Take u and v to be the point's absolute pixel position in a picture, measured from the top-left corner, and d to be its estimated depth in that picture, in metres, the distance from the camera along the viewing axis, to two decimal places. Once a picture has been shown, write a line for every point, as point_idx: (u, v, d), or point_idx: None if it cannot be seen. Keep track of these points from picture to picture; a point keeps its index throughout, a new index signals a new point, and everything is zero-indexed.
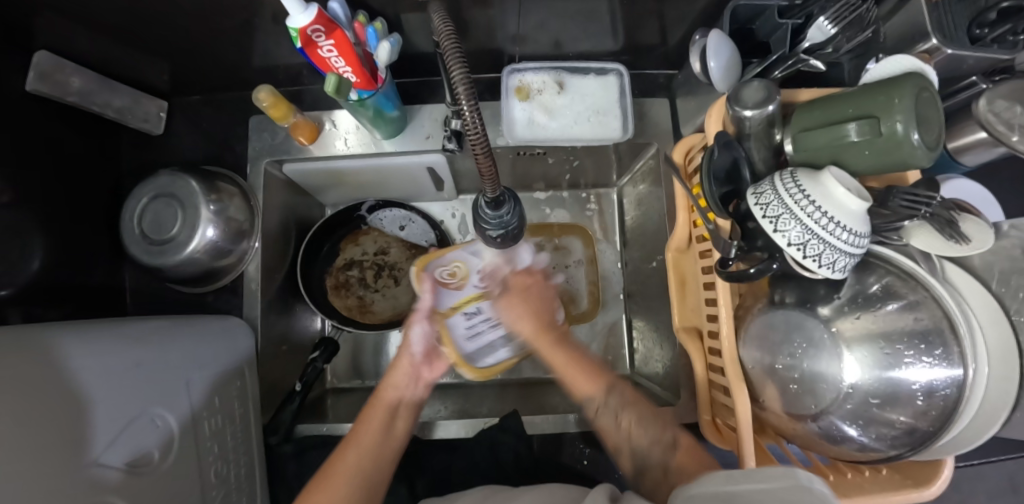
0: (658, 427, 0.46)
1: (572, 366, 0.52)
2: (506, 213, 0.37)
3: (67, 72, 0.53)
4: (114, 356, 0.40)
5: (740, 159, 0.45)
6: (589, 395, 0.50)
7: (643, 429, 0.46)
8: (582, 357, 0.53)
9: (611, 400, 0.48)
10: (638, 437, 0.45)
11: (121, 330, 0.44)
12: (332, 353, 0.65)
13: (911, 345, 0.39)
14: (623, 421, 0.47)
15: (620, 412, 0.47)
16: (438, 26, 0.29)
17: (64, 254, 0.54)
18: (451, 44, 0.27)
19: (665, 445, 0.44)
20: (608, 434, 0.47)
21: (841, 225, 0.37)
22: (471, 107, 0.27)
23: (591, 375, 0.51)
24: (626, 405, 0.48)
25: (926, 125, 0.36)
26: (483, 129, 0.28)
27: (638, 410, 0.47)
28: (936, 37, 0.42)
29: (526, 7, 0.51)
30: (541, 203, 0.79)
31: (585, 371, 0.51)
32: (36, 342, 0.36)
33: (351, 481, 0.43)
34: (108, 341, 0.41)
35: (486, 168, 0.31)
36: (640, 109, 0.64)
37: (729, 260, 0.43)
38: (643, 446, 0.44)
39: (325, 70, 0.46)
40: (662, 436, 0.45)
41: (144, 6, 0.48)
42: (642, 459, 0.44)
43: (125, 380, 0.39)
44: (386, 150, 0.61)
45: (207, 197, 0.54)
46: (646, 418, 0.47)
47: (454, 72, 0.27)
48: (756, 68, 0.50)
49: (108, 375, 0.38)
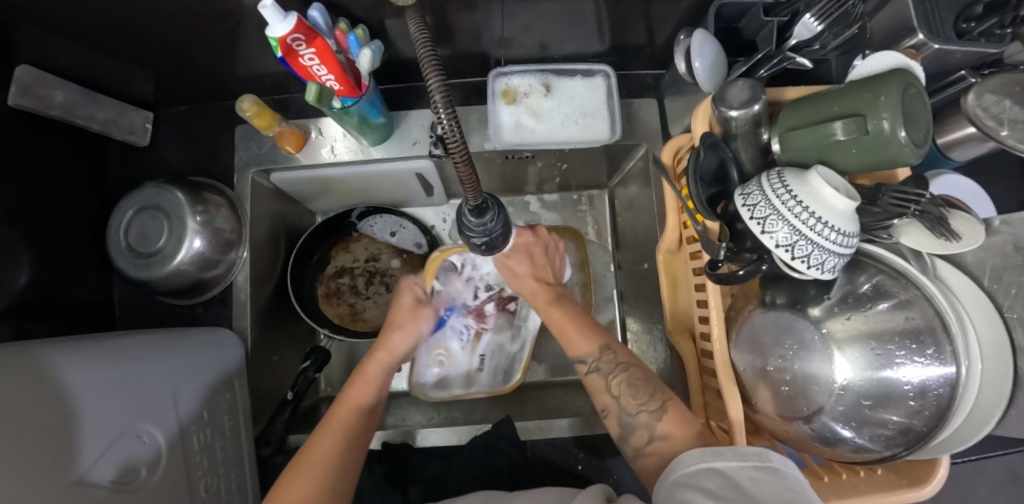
0: (646, 394, 0.44)
1: (569, 326, 0.52)
2: (490, 220, 0.36)
3: (50, 86, 0.52)
4: (101, 371, 0.39)
5: (727, 159, 0.44)
6: (581, 356, 0.50)
7: (632, 393, 0.45)
8: (577, 316, 0.53)
9: (603, 362, 0.49)
10: (626, 399, 0.45)
11: (111, 344, 0.44)
12: (323, 362, 0.64)
13: (903, 345, 0.39)
14: (613, 383, 0.47)
15: (611, 375, 0.47)
16: (415, 32, 0.28)
17: (51, 270, 0.54)
18: (428, 50, 0.26)
19: (653, 411, 0.43)
20: (597, 393, 0.48)
21: (828, 225, 0.37)
22: (448, 115, 0.26)
23: (585, 335, 0.51)
24: (617, 369, 0.48)
25: (913, 122, 0.36)
26: (462, 135, 0.27)
27: (630, 373, 0.47)
28: (923, 32, 0.42)
29: (509, 10, 0.50)
30: (532, 207, 0.79)
31: (580, 330, 0.52)
32: (28, 358, 0.36)
33: (330, 468, 0.41)
34: (99, 356, 0.41)
35: (467, 176, 0.30)
36: (630, 109, 0.63)
37: (718, 262, 0.43)
38: (630, 411, 0.44)
39: (308, 79, 0.46)
40: (649, 403, 0.44)
41: (125, 17, 0.47)
42: (628, 426, 0.44)
43: (111, 397, 0.39)
44: (374, 157, 0.60)
45: (193, 208, 0.54)
46: (637, 380, 0.46)
47: (430, 78, 0.25)
48: (742, 67, 0.50)
49: (96, 391, 0.38)
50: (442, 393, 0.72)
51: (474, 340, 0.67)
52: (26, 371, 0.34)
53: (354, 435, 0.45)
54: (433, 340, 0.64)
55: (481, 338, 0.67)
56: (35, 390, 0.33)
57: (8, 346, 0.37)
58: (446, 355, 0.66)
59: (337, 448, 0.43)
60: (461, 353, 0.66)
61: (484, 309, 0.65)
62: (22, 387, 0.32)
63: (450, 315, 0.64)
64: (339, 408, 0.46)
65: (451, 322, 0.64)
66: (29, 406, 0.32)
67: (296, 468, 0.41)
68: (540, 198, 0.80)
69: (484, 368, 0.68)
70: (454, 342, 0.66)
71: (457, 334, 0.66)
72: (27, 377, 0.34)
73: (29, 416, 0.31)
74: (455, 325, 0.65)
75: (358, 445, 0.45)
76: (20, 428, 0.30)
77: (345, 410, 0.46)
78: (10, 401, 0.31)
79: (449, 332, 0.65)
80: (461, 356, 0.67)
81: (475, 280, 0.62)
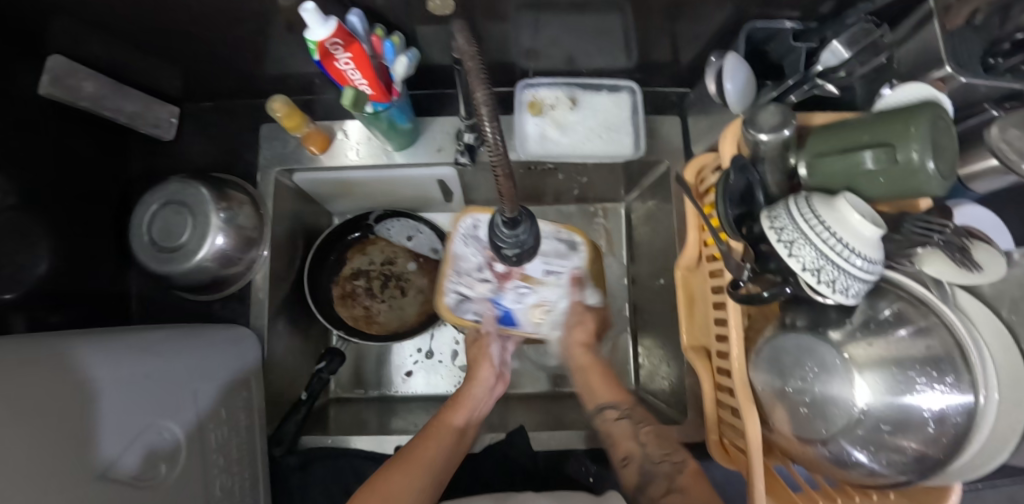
0: (670, 447, 0.49)
1: (598, 379, 0.59)
2: (523, 232, 0.37)
3: (80, 76, 0.53)
4: (129, 365, 0.39)
5: (754, 182, 0.44)
6: (613, 403, 0.56)
7: (657, 445, 0.49)
8: (607, 373, 0.60)
9: (633, 411, 0.55)
10: (651, 449, 0.49)
11: (136, 338, 0.43)
12: (338, 363, 0.64)
13: (923, 371, 0.40)
14: (641, 431, 0.51)
15: (640, 424, 0.52)
16: (463, 44, 0.32)
17: (70, 260, 0.54)
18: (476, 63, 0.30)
19: (676, 462, 0.46)
20: (624, 440, 0.51)
21: (855, 252, 0.38)
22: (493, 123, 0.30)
23: (614, 389, 0.58)
24: (644, 421, 0.53)
25: (940, 154, 0.37)
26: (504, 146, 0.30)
27: (654, 427, 0.52)
28: (950, 65, 0.42)
29: (541, 23, 0.51)
30: (549, 217, 0.79)
31: (608, 384, 0.59)
32: (64, 349, 0.36)
33: (429, 471, 0.45)
34: (129, 347, 0.41)
35: (507, 186, 0.33)
36: (653, 126, 0.63)
37: (741, 282, 0.44)
38: (654, 460, 0.47)
39: (342, 83, 0.46)
40: (673, 455, 0.47)
41: (160, 13, 0.48)
42: (648, 474, 0.46)
43: (136, 392, 0.38)
44: (397, 162, 0.60)
45: (217, 205, 0.53)
46: (662, 436, 0.51)
47: None
48: (772, 93, 0.51)
49: (123, 385, 0.38)
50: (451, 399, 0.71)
51: (532, 280, 0.56)
52: (60, 361, 0.34)
53: (450, 451, 0.49)
54: (528, 323, 0.58)
55: (530, 268, 0.56)
56: (64, 382, 0.33)
57: (40, 335, 0.37)
58: (548, 304, 0.57)
59: (436, 454, 0.47)
60: (547, 287, 0.57)
61: (499, 270, 0.56)
62: (52, 380, 0.32)
63: (502, 305, 0.57)
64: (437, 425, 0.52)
65: (510, 305, 0.57)
66: (59, 396, 0.32)
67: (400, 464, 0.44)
68: (557, 209, 0.80)
69: (564, 279, 0.58)
70: (541, 300, 0.57)
71: (526, 297, 0.57)
72: (56, 369, 0.33)
73: (56, 409, 0.31)
74: (512, 301, 0.57)
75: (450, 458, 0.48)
76: (52, 420, 0.30)
77: (444, 427, 0.51)
78: (42, 392, 0.31)
79: (516, 308, 0.57)
80: (553, 291, 0.57)
81: (468, 279, 0.57)
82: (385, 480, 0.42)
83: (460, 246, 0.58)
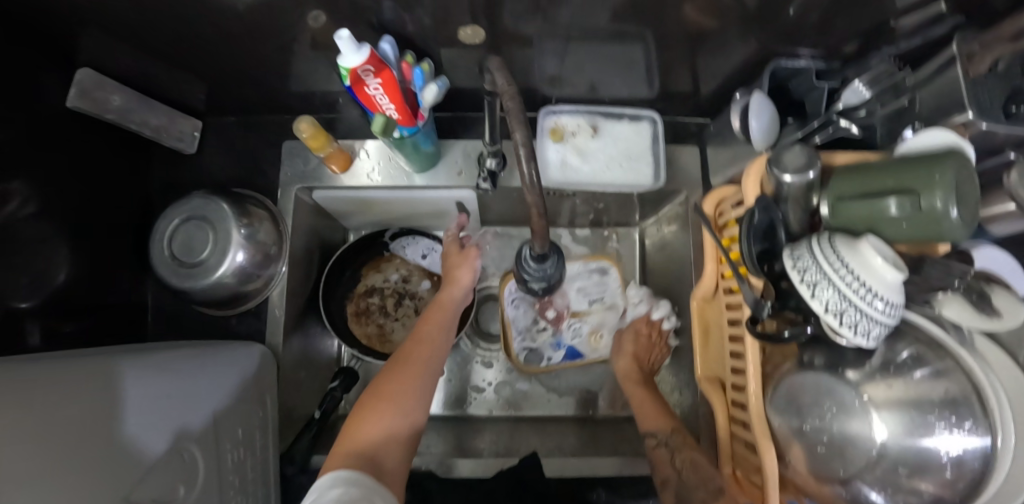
0: (707, 473, 0.51)
1: (646, 403, 0.62)
2: (549, 266, 0.41)
3: (108, 89, 0.54)
4: (148, 385, 0.39)
5: (776, 220, 0.45)
6: (653, 431, 0.59)
7: (694, 471, 0.52)
8: (657, 398, 0.63)
9: (673, 438, 0.57)
10: (688, 475, 0.52)
11: (154, 358, 0.43)
12: (351, 383, 0.64)
13: (942, 415, 0.39)
14: (678, 458, 0.54)
15: (677, 453, 0.55)
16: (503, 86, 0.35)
17: (88, 271, 0.54)
18: (516, 109, 0.33)
19: (712, 489, 0.49)
20: (663, 467, 0.55)
21: (878, 295, 0.38)
22: (530, 169, 0.33)
23: (659, 414, 0.60)
24: (683, 446, 0.56)
25: (964, 201, 0.37)
26: (537, 181, 0.34)
27: (693, 453, 0.55)
28: (971, 110, 0.41)
29: (565, 54, 0.52)
30: (562, 239, 0.79)
31: (656, 409, 0.61)
32: (88, 369, 0.36)
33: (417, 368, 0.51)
34: (154, 365, 0.42)
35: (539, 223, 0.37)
36: (672, 155, 0.64)
37: (761, 318, 0.45)
38: (689, 485, 0.51)
39: (372, 109, 0.47)
40: (711, 481, 0.50)
41: (192, 32, 0.49)
42: (686, 497, 0.51)
43: (156, 413, 0.38)
44: (417, 184, 0.61)
45: (238, 221, 0.54)
46: (700, 463, 0.53)
47: (518, 136, 0.32)
48: (796, 134, 0.53)
49: (141, 408, 0.37)
50: (461, 419, 0.70)
51: (577, 315, 0.74)
52: (89, 379, 0.35)
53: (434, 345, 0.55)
54: (591, 352, 0.73)
55: (573, 307, 0.74)
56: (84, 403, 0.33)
57: (74, 355, 0.38)
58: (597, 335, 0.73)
59: (428, 362, 0.52)
60: (589, 318, 0.74)
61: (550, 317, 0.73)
62: (74, 401, 0.32)
63: (563, 344, 0.73)
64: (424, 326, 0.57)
65: (570, 340, 0.73)
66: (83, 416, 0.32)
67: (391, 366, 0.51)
68: (571, 232, 0.80)
69: (607, 302, 0.74)
70: (591, 327, 0.74)
71: (581, 329, 0.74)
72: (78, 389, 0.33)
73: (79, 431, 0.31)
74: (570, 338, 0.73)
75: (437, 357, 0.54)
76: (77, 436, 0.31)
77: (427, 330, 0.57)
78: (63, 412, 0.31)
79: (572, 341, 0.73)
80: (599, 318, 0.74)
81: (530, 334, 0.73)
82: (380, 384, 0.48)
83: (512, 310, 0.72)
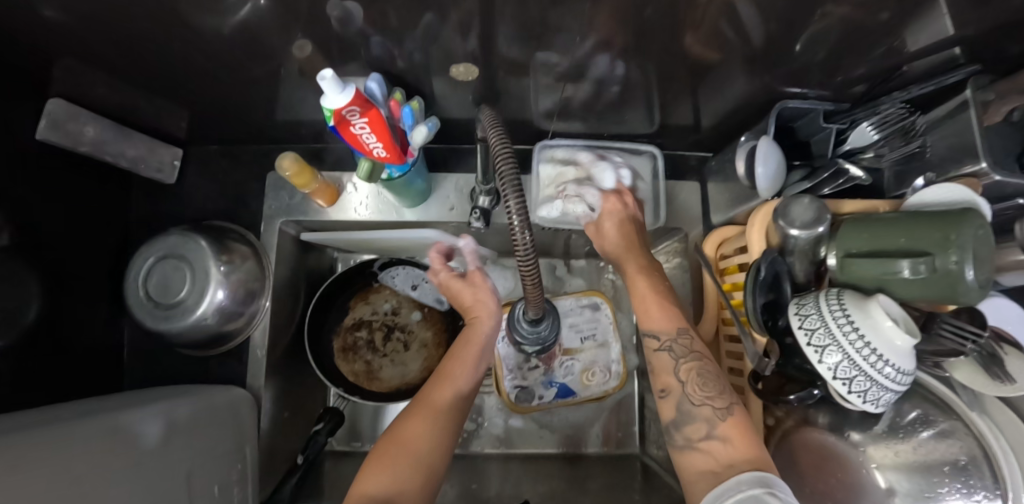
0: (716, 388, 0.40)
1: (651, 301, 0.47)
2: (540, 329, 0.48)
3: (81, 120, 0.52)
4: (128, 448, 0.36)
5: (781, 272, 0.43)
6: (655, 331, 0.45)
7: (703, 381, 0.40)
8: (667, 294, 0.47)
9: (678, 343, 0.43)
10: (695, 391, 0.40)
11: (137, 411, 0.41)
12: (337, 424, 0.61)
13: (953, 485, 0.39)
14: (682, 367, 0.42)
15: (683, 359, 0.42)
16: (494, 140, 0.33)
17: (63, 312, 0.51)
18: (510, 173, 0.31)
19: (720, 406, 0.38)
20: (660, 372, 0.43)
21: (888, 362, 0.36)
22: (522, 229, 0.31)
23: (667, 312, 0.45)
24: (691, 354, 0.42)
25: (980, 263, 0.35)
26: (529, 239, 0.32)
27: (703, 362, 0.42)
28: (986, 160, 0.39)
29: (560, 90, 0.50)
30: (558, 271, 0.77)
31: (663, 306, 0.46)
32: (59, 437, 0.32)
33: (431, 432, 0.43)
34: (143, 417, 0.40)
35: (529, 271, 0.35)
36: (670, 192, 0.62)
37: (762, 378, 0.43)
38: (693, 401, 0.40)
39: (359, 149, 0.44)
40: (718, 398, 0.39)
41: (170, 63, 0.46)
42: (685, 414, 0.39)
43: (136, 478, 0.35)
44: (406, 219, 0.59)
45: (217, 258, 0.52)
46: (709, 370, 0.41)
47: (511, 201, 0.31)
48: (805, 184, 0.49)
49: (122, 473, 0.34)
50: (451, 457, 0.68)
51: (569, 351, 0.69)
52: (63, 444, 0.32)
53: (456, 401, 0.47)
54: (583, 391, 0.68)
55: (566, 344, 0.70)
56: (62, 472, 0.30)
57: (52, 421, 0.35)
58: (586, 378, 0.69)
59: (450, 399, 0.46)
60: (580, 355, 0.69)
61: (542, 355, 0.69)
62: (53, 473, 0.29)
63: (555, 382, 0.68)
64: (443, 374, 0.48)
65: (562, 379, 0.68)
66: (61, 485, 0.29)
67: (398, 432, 0.43)
68: (567, 263, 0.78)
69: (600, 339, 0.70)
70: (585, 361, 0.70)
71: (573, 366, 0.69)
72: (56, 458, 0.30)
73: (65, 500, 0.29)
74: (562, 375, 0.69)
75: (457, 397, 0.47)
76: None
77: (449, 379, 0.48)
78: (48, 472, 0.29)
79: (563, 380, 0.69)
80: (591, 355, 0.70)
81: (524, 370, 0.68)
82: (383, 456, 0.41)
83: (504, 348, 0.67)
